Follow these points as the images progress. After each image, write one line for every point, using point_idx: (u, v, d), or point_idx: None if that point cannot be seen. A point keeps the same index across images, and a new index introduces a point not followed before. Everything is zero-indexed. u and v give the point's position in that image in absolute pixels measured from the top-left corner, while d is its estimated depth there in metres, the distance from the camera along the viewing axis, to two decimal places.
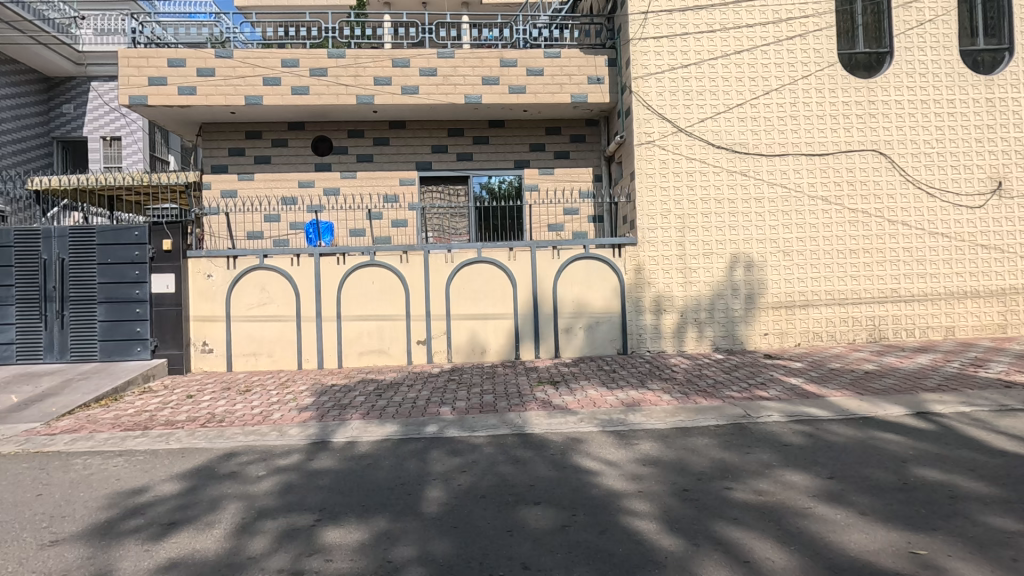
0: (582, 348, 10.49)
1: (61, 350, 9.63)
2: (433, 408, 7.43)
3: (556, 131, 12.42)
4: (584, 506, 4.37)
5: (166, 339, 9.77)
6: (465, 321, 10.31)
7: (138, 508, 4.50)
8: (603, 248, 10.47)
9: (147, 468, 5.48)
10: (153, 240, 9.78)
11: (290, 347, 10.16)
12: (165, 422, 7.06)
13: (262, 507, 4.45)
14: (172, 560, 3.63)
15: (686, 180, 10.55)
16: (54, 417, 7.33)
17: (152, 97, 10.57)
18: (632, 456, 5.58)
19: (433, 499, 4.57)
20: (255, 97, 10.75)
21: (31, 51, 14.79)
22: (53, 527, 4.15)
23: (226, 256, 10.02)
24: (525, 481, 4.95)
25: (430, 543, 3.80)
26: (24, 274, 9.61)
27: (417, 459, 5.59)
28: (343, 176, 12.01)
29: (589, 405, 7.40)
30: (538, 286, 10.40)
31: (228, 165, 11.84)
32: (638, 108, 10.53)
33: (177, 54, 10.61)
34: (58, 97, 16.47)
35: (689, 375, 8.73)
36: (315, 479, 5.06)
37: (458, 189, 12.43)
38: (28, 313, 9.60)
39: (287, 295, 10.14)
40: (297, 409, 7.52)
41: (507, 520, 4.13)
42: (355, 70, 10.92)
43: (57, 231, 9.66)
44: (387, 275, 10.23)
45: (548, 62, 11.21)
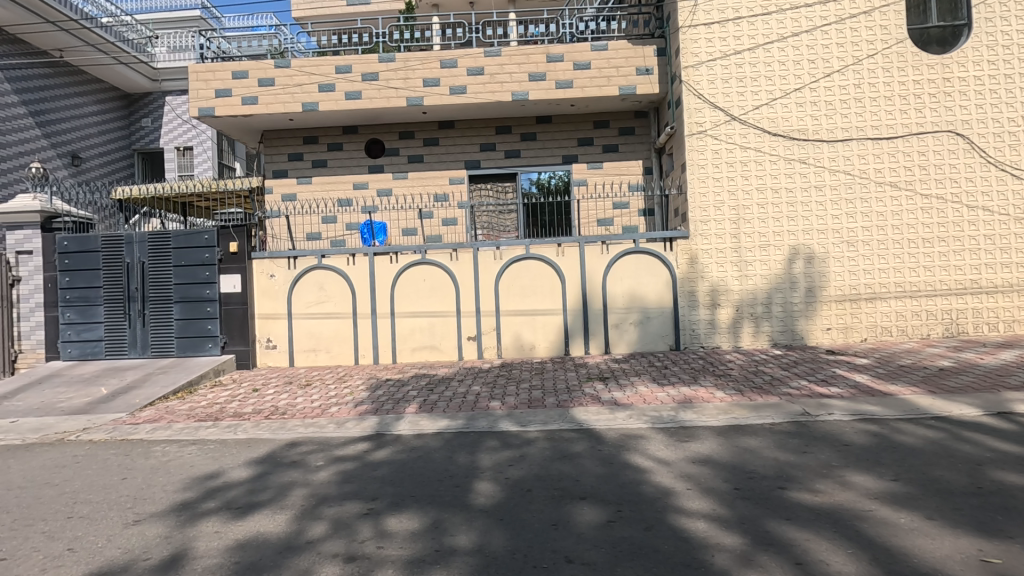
0: (633, 344, 10.34)
1: (142, 347, 10.41)
2: (483, 402, 7.55)
3: (605, 124, 12.27)
4: (630, 503, 4.34)
5: (234, 336, 10.39)
6: (514, 317, 10.39)
7: (208, 491, 4.81)
8: (654, 242, 10.26)
9: (218, 456, 5.87)
10: (221, 243, 10.41)
11: (347, 343, 10.56)
12: (233, 414, 7.52)
13: (321, 495, 4.68)
14: (240, 541, 3.88)
15: (741, 169, 10.18)
16: (137, 407, 7.97)
17: (219, 108, 11.22)
18: (683, 453, 5.47)
19: (481, 492, 4.66)
20: (311, 104, 11.22)
21: (114, 71, 16.02)
22: (137, 508, 4.52)
23: (287, 257, 10.52)
24: (572, 476, 4.96)
25: (478, 533, 3.88)
26: (109, 276, 10.44)
27: (466, 452, 5.70)
28: (395, 177, 12.32)
29: (640, 401, 7.31)
30: (588, 282, 10.32)
31: (288, 170, 12.40)
32: (689, 98, 10.24)
33: (240, 66, 11.20)
34: (138, 112, 17.71)
35: (745, 372, 8.45)
36: (371, 470, 5.27)
37: (507, 186, 12.51)
38: (114, 312, 10.43)
39: (343, 294, 10.53)
40: (354, 402, 7.83)
41: (554, 514, 4.15)
42: (405, 73, 11.19)
43: (138, 235, 10.43)
44: (438, 273, 10.44)
45: (595, 55, 11.07)
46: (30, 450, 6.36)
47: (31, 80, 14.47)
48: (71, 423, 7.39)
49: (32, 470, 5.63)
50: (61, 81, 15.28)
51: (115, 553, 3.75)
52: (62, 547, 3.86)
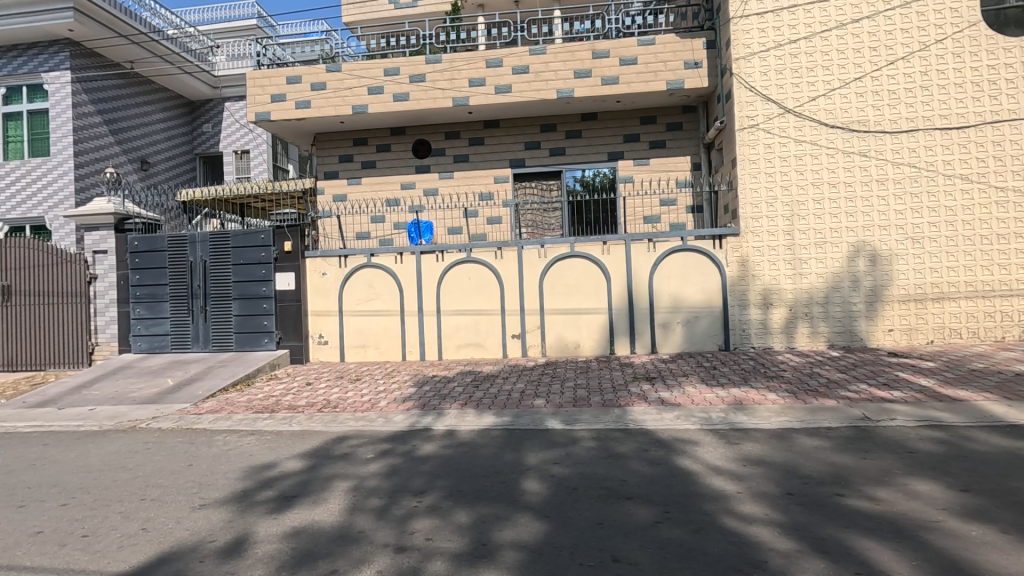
0: (680, 344, 10.14)
1: (205, 341, 10.98)
2: (528, 400, 7.59)
3: (651, 120, 12.06)
4: (678, 504, 4.27)
5: (288, 332, 10.81)
6: (559, 315, 10.37)
7: (265, 480, 5.04)
8: (703, 239, 10.03)
9: (274, 446, 6.13)
10: (276, 243, 10.83)
11: (395, 340, 10.80)
12: (288, 406, 7.84)
13: (371, 487, 4.82)
14: (296, 528, 4.04)
15: (795, 164, 9.81)
16: (201, 398, 8.42)
17: (274, 113, 11.68)
18: (733, 456, 5.34)
19: (527, 488, 4.69)
20: (361, 106, 11.51)
21: (179, 80, 16.94)
22: (202, 493, 4.79)
23: (338, 256, 10.86)
24: (618, 475, 4.91)
25: (523, 529, 3.91)
26: (175, 274, 11.05)
27: (512, 449, 5.73)
28: (441, 177, 12.50)
29: (689, 401, 7.16)
30: (634, 281, 10.18)
31: (339, 171, 12.77)
32: (740, 91, 9.93)
33: (294, 72, 11.62)
34: (200, 118, 18.49)
35: (799, 374, 8.14)
36: (419, 464, 5.38)
37: (551, 183, 12.48)
38: (179, 308, 11.04)
39: (391, 291, 10.78)
40: (401, 397, 8.01)
41: (600, 512, 4.14)
42: (451, 73, 11.34)
43: (200, 235, 10.99)
44: (483, 271, 10.53)
45: (642, 50, 10.89)
46: (106, 436, 6.82)
47: (105, 90, 15.46)
48: (142, 411, 7.89)
49: (108, 454, 6.05)
50: (131, 91, 16.23)
51: (183, 535, 3.98)
52: (136, 527, 4.13)
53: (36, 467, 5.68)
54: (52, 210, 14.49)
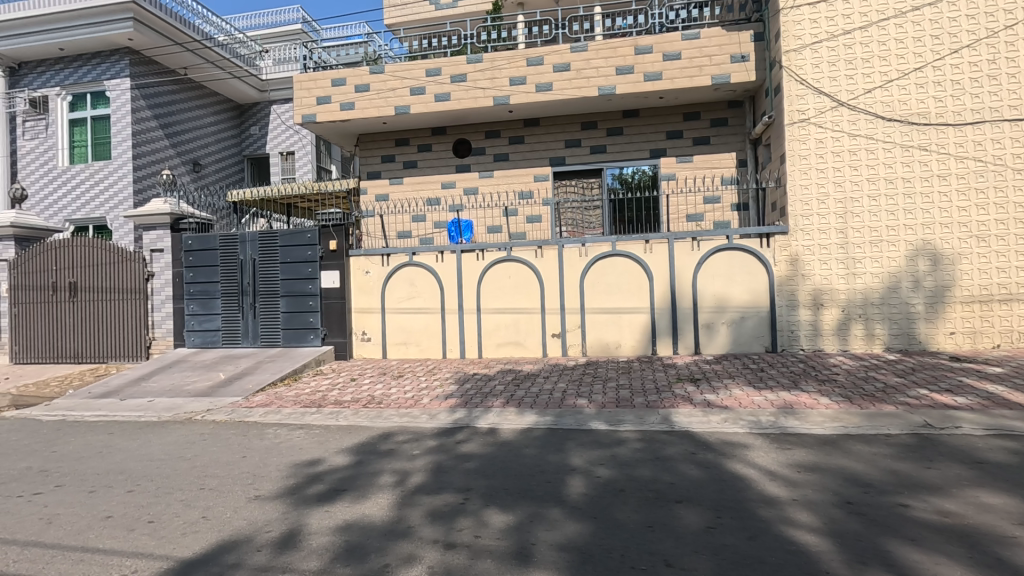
0: (726, 345, 9.89)
1: (254, 336, 11.36)
2: (570, 400, 7.55)
3: (695, 116, 11.79)
4: (730, 509, 4.15)
5: (333, 329, 11.08)
6: (600, 315, 10.27)
7: (316, 474, 5.17)
8: (748, 238, 9.76)
9: (323, 441, 6.29)
10: (322, 241, 11.11)
11: (435, 337, 10.92)
12: (334, 401, 8.03)
13: (418, 483, 4.88)
14: (348, 521, 4.13)
15: (848, 159, 9.43)
16: (251, 391, 8.72)
17: (320, 114, 11.96)
18: (786, 461, 5.17)
19: (574, 489, 4.66)
20: (403, 106, 11.67)
21: (229, 84, 17.57)
22: (256, 484, 4.96)
23: (381, 254, 11.05)
24: (666, 478, 4.83)
25: (570, 529, 3.89)
26: (226, 272, 11.44)
27: (556, 450, 5.70)
28: (481, 176, 12.55)
29: (737, 404, 6.98)
30: (676, 280, 9.99)
31: (381, 172, 12.98)
32: (790, 84, 9.60)
33: (339, 74, 11.87)
34: (247, 121, 19.06)
35: (852, 378, 7.82)
36: (465, 462, 5.42)
37: (592, 182, 12.38)
38: (230, 305, 11.44)
39: (432, 289, 10.90)
40: (443, 395, 8.09)
41: (650, 516, 4.07)
42: (491, 73, 11.36)
43: (250, 235, 11.36)
44: (523, 270, 10.52)
45: (686, 45, 10.66)
46: (165, 427, 7.14)
47: (160, 96, 16.16)
48: (197, 404, 8.22)
49: (167, 444, 6.33)
50: (185, 96, 16.89)
51: (240, 525, 4.12)
52: (196, 515, 4.30)
53: (102, 455, 5.99)
54: (113, 211, 15.27)
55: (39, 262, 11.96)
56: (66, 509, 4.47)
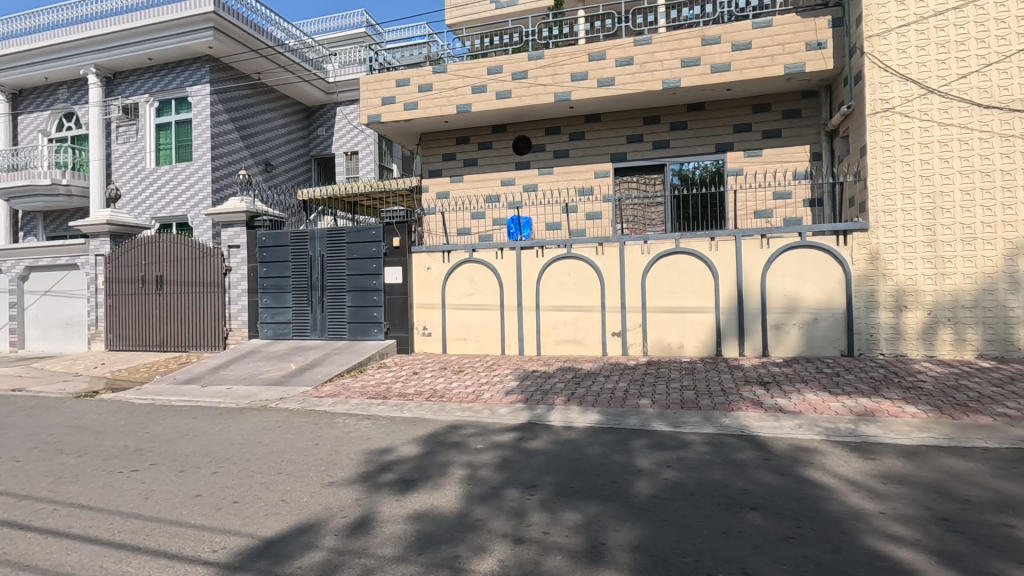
0: (797, 347, 9.45)
1: (322, 329, 11.84)
2: (632, 399, 7.42)
3: (765, 108, 11.31)
4: (811, 520, 3.95)
5: (395, 323, 11.40)
6: (662, 314, 10.04)
7: (386, 464, 5.32)
8: (823, 235, 9.28)
9: (390, 431, 6.46)
10: (386, 238, 11.43)
11: (494, 334, 11.00)
12: (399, 394, 8.26)
13: (484, 477, 4.93)
14: (418, 511, 4.22)
15: (938, 150, 8.79)
16: (320, 381, 9.10)
17: (385, 114, 12.28)
18: (869, 471, 4.88)
19: (642, 489, 4.57)
20: (464, 105, 11.82)
21: (298, 88, 18.35)
22: (330, 471, 5.16)
23: (442, 251, 11.24)
24: (738, 484, 4.66)
25: (641, 531, 3.81)
26: (296, 267, 11.96)
27: (621, 449, 5.62)
28: (541, 173, 12.54)
29: (813, 409, 6.65)
30: (744, 278, 9.62)
31: (442, 170, 13.20)
32: (873, 71, 9.03)
33: (403, 75, 12.15)
34: (315, 122, 19.81)
35: (940, 386, 7.27)
36: (529, 458, 5.44)
37: (654, 177, 12.10)
38: (300, 299, 11.96)
39: (492, 286, 10.98)
40: (504, 390, 8.15)
41: (723, 521, 3.94)
42: (553, 69, 11.31)
43: (319, 232, 11.83)
44: (583, 267, 10.43)
45: (757, 33, 10.24)
46: (243, 413, 7.56)
47: (237, 100, 17.08)
48: (271, 392, 8.66)
49: (247, 429, 6.70)
50: (259, 99, 17.77)
51: (317, 509, 4.29)
52: (277, 497, 4.52)
53: (189, 438, 6.42)
54: (195, 209, 16.29)
55: (130, 257, 12.94)
56: (160, 486, 4.81)
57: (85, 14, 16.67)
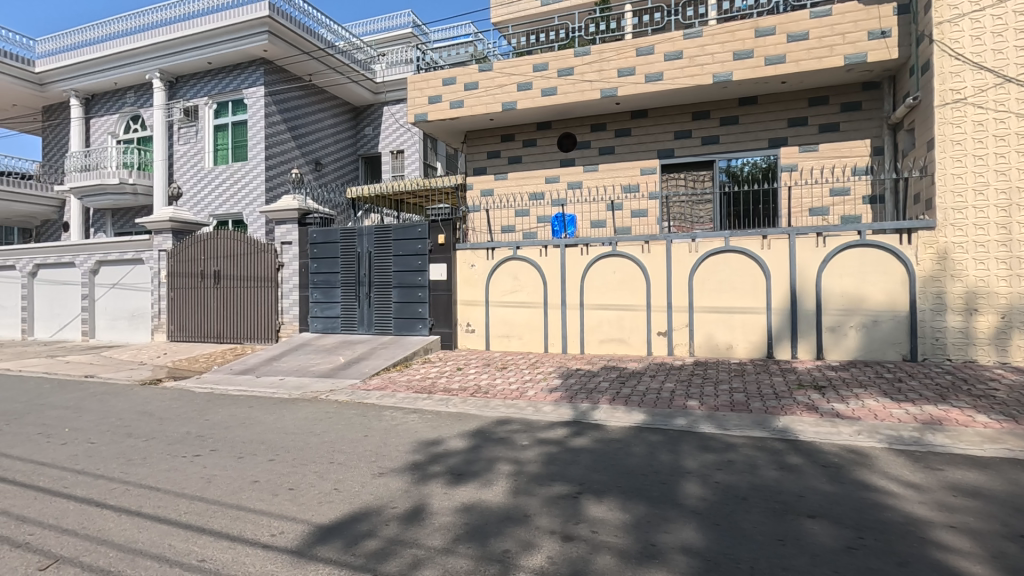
0: (855, 351, 9.04)
1: (369, 324, 12.12)
2: (680, 400, 7.27)
3: (822, 101, 10.85)
4: (874, 530, 3.77)
5: (440, 319, 11.57)
6: (709, 314, 9.81)
7: (433, 456, 5.38)
8: (884, 234, 8.85)
9: (436, 425, 6.55)
10: (431, 235, 11.61)
11: (538, 332, 10.99)
12: (444, 389, 8.37)
13: (531, 473, 4.92)
14: (467, 504, 4.26)
15: (1016, 143, 8.23)
16: (368, 375, 9.33)
17: (431, 113, 12.43)
18: (938, 481, 4.61)
19: (692, 492, 4.46)
20: (510, 103, 11.84)
21: (347, 88, 18.80)
22: (380, 461, 5.27)
23: (486, 248, 11.31)
24: (795, 490, 4.48)
25: (692, 534, 3.72)
26: (344, 263, 12.27)
27: (669, 450, 5.51)
28: (586, 170, 12.43)
29: (874, 416, 6.34)
30: (798, 278, 9.27)
31: (487, 167, 13.27)
32: (943, 60, 8.52)
33: (449, 74, 12.26)
34: (363, 121, 20.25)
35: (1017, 396, 6.78)
36: (576, 456, 5.39)
37: (703, 174, 11.82)
38: (348, 294, 12.26)
39: (536, 284, 10.97)
40: (548, 388, 8.13)
41: (780, 528, 3.80)
42: (599, 65, 11.18)
43: (366, 229, 12.10)
44: (629, 265, 10.29)
45: (814, 23, 9.83)
46: (295, 404, 7.82)
47: (289, 101, 17.65)
48: (322, 384, 8.93)
49: (300, 419, 6.93)
50: (309, 100, 18.29)
51: (368, 498, 4.38)
52: (330, 486, 4.64)
53: (246, 426, 6.69)
54: (249, 206, 16.96)
55: (190, 253, 13.58)
56: (221, 472, 5.02)
57: (152, 22, 17.58)
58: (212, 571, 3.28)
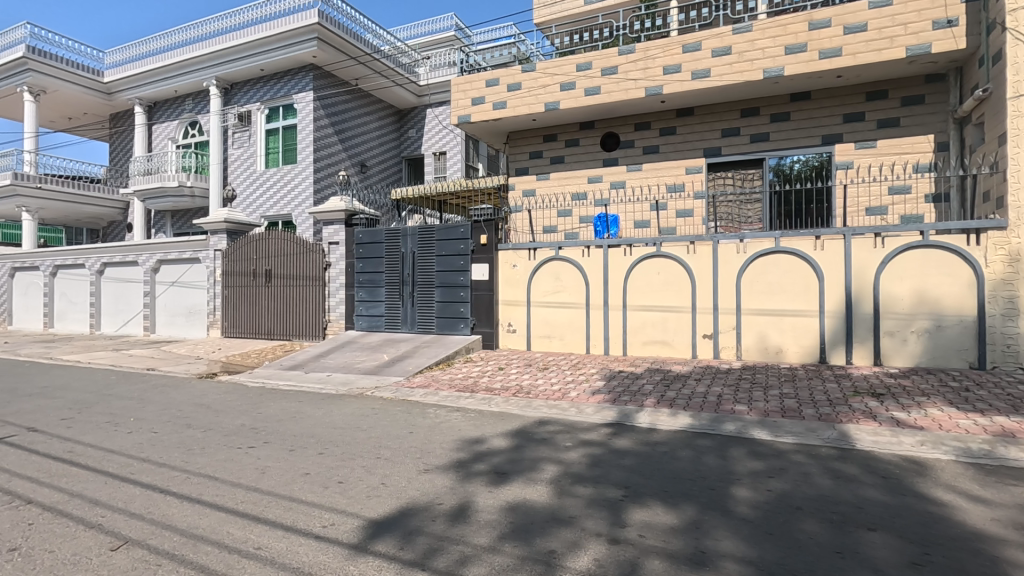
0: (917, 357, 8.57)
1: (412, 323, 12.33)
2: (727, 405, 7.08)
3: (880, 95, 10.38)
4: (941, 546, 3.56)
5: (481, 319, 11.66)
6: (757, 317, 9.52)
7: (477, 454, 5.42)
8: (949, 234, 8.38)
9: (479, 424, 6.59)
10: (474, 235, 11.70)
11: (580, 333, 10.92)
12: (486, 388, 8.42)
13: (576, 474, 4.88)
14: (511, 503, 4.26)
15: None
16: (411, 372, 9.49)
17: (474, 115, 12.53)
18: (1011, 498, 4.31)
19: (743, 499, 4.33)
20: (553, 103, 11.81)
21: (392, 92, 19.16)
22: (425, 458, 5.34)
23: (528, 248, 11.32)
24: (853, 500, 4.28)
25: (743, 542, 3.60)
26: (389, 263, 12.52)
27: (717, 455, 5.37)
28: (629, 169, 12.27)
29: (939, 426, 6.00)
30: (854, 280, 8.88)
31: (529, 168, 13.27)
32: (1017, 49, 8.01)
33: (493, 75, 12.33)
34: (406, 124, 20.59)
35: None
36: (620, 458, 5.32)
37: (751, 173, 11.48)
38: (392, 293, 12.50)
39: (578, 285, 10.90)
40: (591, 390, 8.08)
41: (837, 540, 3.64)
42: (644, 63, 11.02)
43: (410, 229, 12.31)
44: (674, 266, 10.10)
45: (873, 14, 9.41)
46: (342, 400, 8.03)
47: (336, 105, 18.14)
48: (367, 381, 9.14)
49: (346, 415, 7.10)
50: (356, 104, 18.74)
51: (415, 494, 4.45)
52: (378, 481, 4.74)
53: (296, 420, 6.90)
54: (298, 207, 17.52)
55: (244, 252, 14.12)
56: (274, 463, 5.20)
57: (209, 31, 18.39)
58: (268, 559, 3.40)
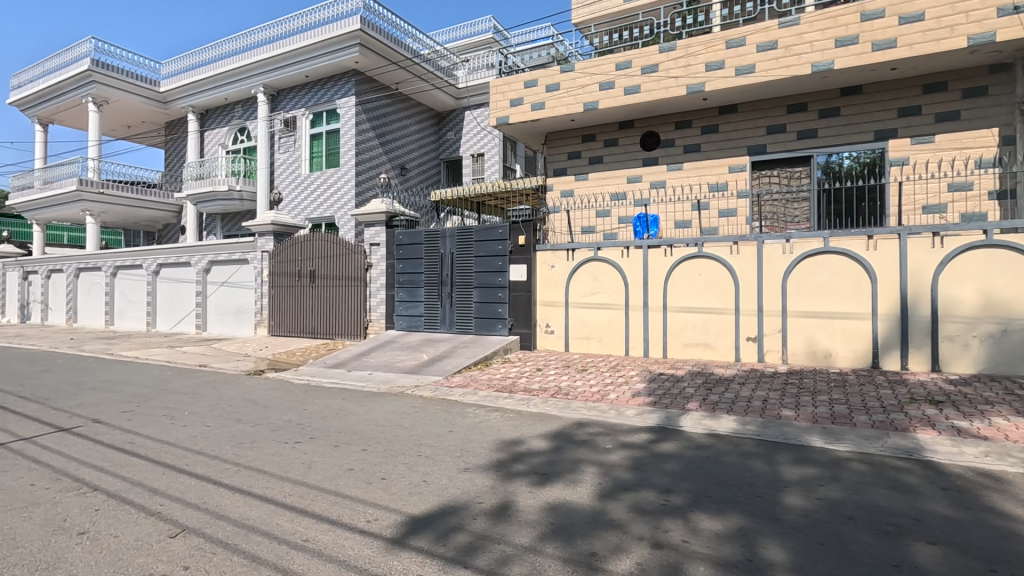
0: (981, 364, 8.10)
1: (450, 323, 12.47)
2: (774, 409, 6.87)
3: (939, 87, 9.88)
4: (1009, 563, 3.36)
5: (519, 320, 11.70)
6: (804, 319, 9.21)
7: (517, 455, 5.43)
8: (1017, 233, 7.87)
9: (518, 424, 6.60)
10: (512, 236, 11.74)
11: (619, 334, 10.80)
12: (524, 389, 8.42)
13: (617, 477, 4.83)
14: (552, 504, 4.25)
15: None
16: (450, 372, 9.60)
17: (513, 116, 12.57)
18: None
19: (792, 506, 4.19)
20: (592, 103, 11.73)
21: (432, 95, 19.42)
22: (465, 457, 5.38)
23: (566, 248, 11.27)
24: (911, 512, 4.08)
25: (792, 552, 3.49)
26: (428, 264, 12.69)
27: (764, 461, 5.22)
28: (669, 169, 12.08)
29: (1006, 436, 5.65)
30: (909, 282, 8.48)
31: (568, 168, 13.21)
32: None
33: (531, 76, 12.35)
34: (445, 126, 20.82)
35: None
36: (663, 461, 5.23)
37: (798, 171, 11.10)
38: (431, 294, 12.67)
39: (617, 286, 10.79)
40: (631, 392, 7.97)
41: (894, 552, 3.48)
42: (686, 60, 10.82)
43: (449, 230, 12.45)
44: (716, 267, 9.87)
45: (932, 3, 8.97)
46: (383, 398, 8.18)
47: (378, 109, 18.51)
48: (407, 380, 9.29)
49: (388, 413, 7.23)
50: (396, 108, 19.09)
51: (456, 492, 4.49)
52: (420, 478, 4.81)
53: (339, 417, 7.08)
54: (341, 209, 17.98)
55: (290, 254, 14.58)
56: (319, 458, 5.35)
57: (257, 40, 19.05)
58: (316, 551, 3.49)
